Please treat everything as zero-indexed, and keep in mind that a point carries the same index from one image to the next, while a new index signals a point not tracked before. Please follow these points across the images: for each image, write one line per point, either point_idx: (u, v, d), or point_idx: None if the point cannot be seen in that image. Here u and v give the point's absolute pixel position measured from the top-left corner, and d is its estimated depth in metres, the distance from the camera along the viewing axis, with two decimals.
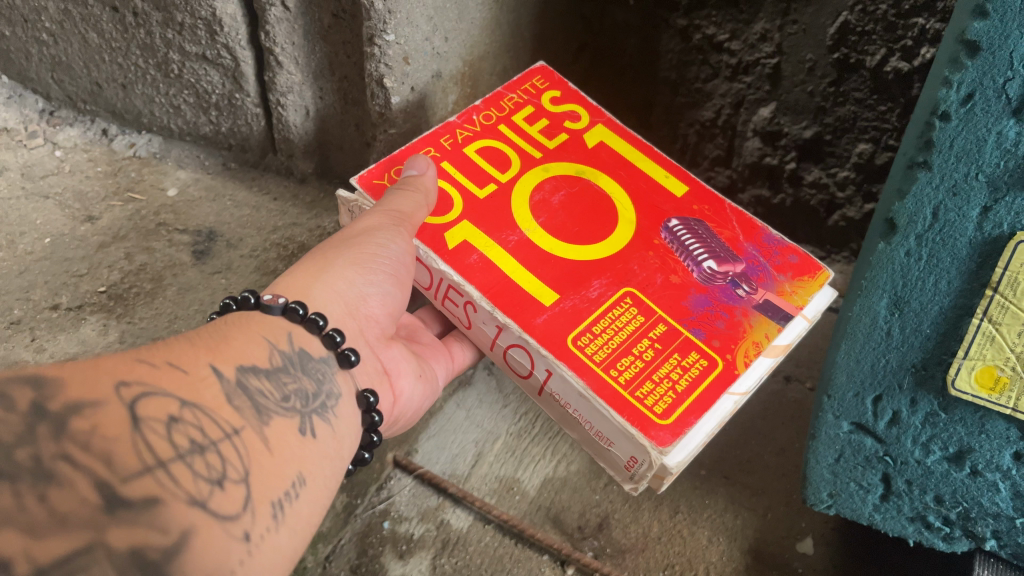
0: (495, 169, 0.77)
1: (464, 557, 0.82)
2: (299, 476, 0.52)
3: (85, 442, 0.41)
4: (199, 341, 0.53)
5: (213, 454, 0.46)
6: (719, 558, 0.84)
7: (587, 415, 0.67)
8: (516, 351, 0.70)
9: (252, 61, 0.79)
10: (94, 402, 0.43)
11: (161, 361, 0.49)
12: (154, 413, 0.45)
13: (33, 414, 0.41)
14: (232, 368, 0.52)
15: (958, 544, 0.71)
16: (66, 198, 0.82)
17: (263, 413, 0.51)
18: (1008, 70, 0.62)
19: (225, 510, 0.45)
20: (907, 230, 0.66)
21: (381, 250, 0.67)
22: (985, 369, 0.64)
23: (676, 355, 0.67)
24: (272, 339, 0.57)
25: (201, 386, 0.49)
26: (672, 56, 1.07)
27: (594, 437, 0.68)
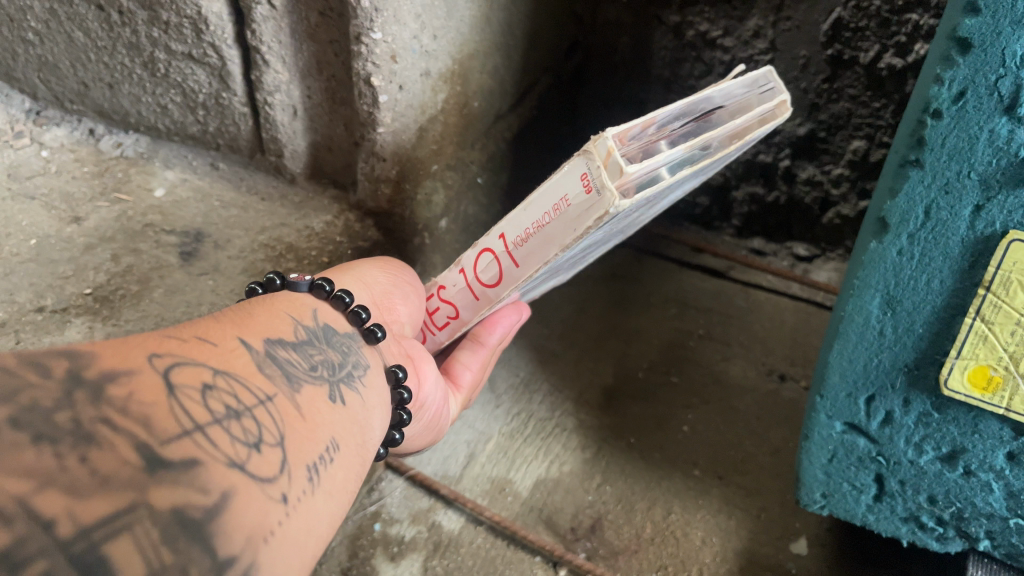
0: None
1: (456, 559, 0.81)
2: (332, 442, 0.47)
3: (123, 407, 0.36)
4: (222, 318, 0.49)
5: (248, 419, 0.42)
6: (712, 559, 0.83)
7: (540, 215, 0.58)
8: (481, 256, 0.65)
9: (238, 60, 0.78)
10: (127, 368, 0.38)
11: (190, 336, 0.44)
12: (188, 379, 0.40)
13: (69, 381, 0.36)
14: (259, 341, 0.48)
15: (952, 544, 0.73)
16: (52, 199, 0.81)
17: (294, 380, 0.47)
18: (999, 67, 0.60)
19: (264, 473, 0.40)
20: (899, 229, 0.65)
21: (399, 266, 0.72)
22: (977, 369, 0.64)
23: None
24: (296, 316, 0.54)
25: (230, 355, 0.45)
26: (665, 53, 1.07)
27: (559, 226, 0.57)
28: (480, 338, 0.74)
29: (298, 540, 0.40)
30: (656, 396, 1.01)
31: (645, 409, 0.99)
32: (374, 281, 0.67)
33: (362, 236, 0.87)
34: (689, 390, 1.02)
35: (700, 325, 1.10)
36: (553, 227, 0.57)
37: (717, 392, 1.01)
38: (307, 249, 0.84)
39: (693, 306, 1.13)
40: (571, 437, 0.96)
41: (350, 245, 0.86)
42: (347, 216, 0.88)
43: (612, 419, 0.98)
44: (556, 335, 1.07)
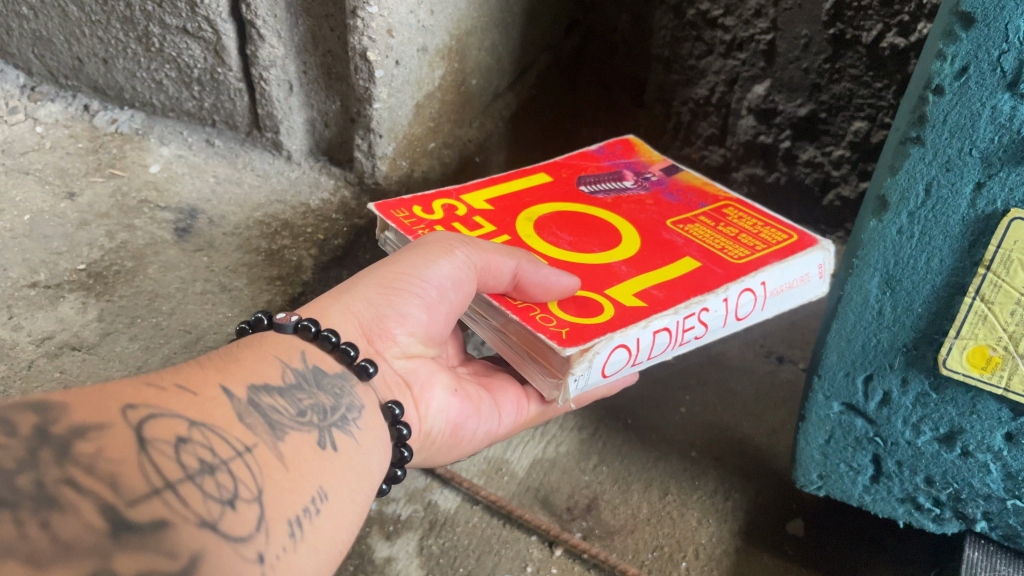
0: (479, 230, 0.77)
1: (452, 538, 0.81)
2: (318, 491, 0.48)
3: (89, 465, 0.37)
4: (209, 364, 0.50)
5: (224, 474, 0.43)
6: (708, 540, 0.83)
7: (788, 282, 0.74)
8: (740, 297, 0.71)
9: (233, 34, 0.77)
10: (98, 423, 0.39)
11: (169, 384, 0.46)
12: (161, 434, 0.42)
13: (35, 438, 0.37)
14: (242, 389, 0.49)
15: (948, 525, 0.73)
16: (45, 174, 0.80)
17: (277, 429, 0.48)
18: (1003, 42, 0.58)
19: (238, 531, 0.41)
20: (899, 207, 0.64)
21: (417, 271, 0.63)
22: (977, 349, 0.63)
23: (690, 255, 0.76)
24: (283, 358, 0.54)
25: (209, 406, 0.46)
26: (665, 32, 1.06)
27: (795, 295, 0.76)
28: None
29: None
30: (654, 378, 1.00)
31: (642, 390, 0.99)
32: (367, 309, 0.61)
33: (357, 213, 0.86)
34: (685, 371, 1.01)
35: None
36: (795, 292, 0.75)
37: (714, 373, 1.01)
38: (302, 225, 0.83)
39: None
40: (568, 418, 0.96)
41: (346, 222, 0.85)
42: (344, 193, 0.87)
43: (611, 399, 0.98)
44: None
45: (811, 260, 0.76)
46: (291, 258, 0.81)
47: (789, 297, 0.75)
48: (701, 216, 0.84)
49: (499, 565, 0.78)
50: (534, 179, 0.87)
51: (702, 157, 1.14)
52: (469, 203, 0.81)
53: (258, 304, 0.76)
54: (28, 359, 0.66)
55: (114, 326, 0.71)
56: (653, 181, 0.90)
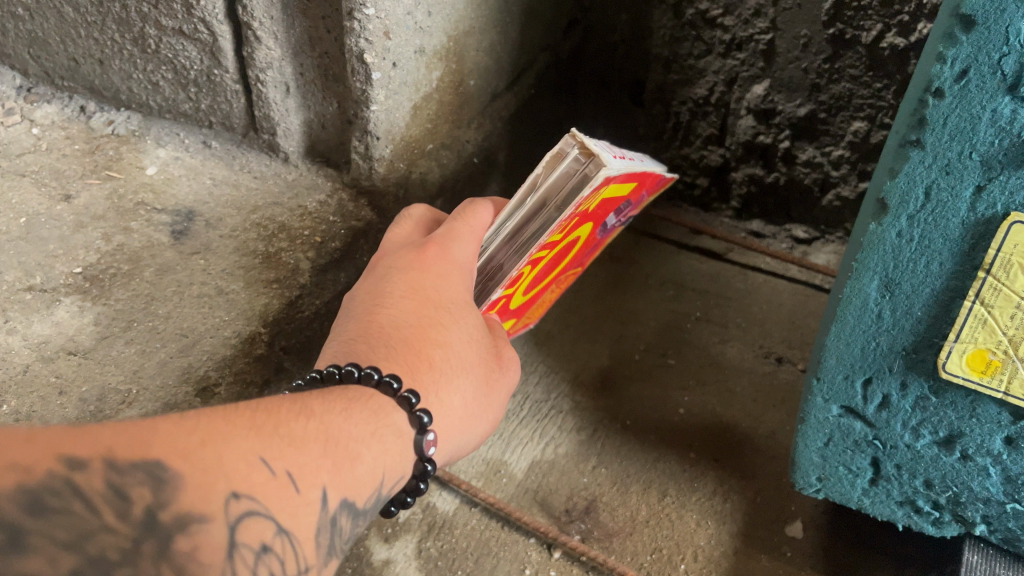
0: (559, 239, 0.63)
1: (450, 540, 0.81)
2: None
3: (180, 567, 0.38)
4: (330, 449, 0.46)
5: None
6: (707, 542, 0.83)
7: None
8: None
9: (230, 36, 0.77)
10: (203, 514, 0.39)
11: (282, 469, 0.43)
12: (249, 539, 0.41)
13: (142, 527, 0.37)
14: (337, 498, 0.46)
15: (948, 528, 0.73)
16: (42, 176, 0.80)
17: (331, 552, 0.46)
18: (1004, 45, 0.58)
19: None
20: (899, 210, 0.64)
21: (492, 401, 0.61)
22: (976, 353, 0.63)
23: (525, 322, 0.78)
24: (389, 473, 0.50)
25: (302, 513, 0.44)
26: (664, 32, 1.05)
27: None
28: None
29: None
30: (653, 379, 1.00)
31: (641, 391, 0.98)
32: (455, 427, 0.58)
33: (354, 216, 0.85)
34: (684, 372, 1.01)
35: (697, 307, 1.09)
36: None
37: (713, 374, 1.01)
38: (301, 229, 0.82)
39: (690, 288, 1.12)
40: (567, 419, 0.95)
41: (344, 224, 0.84)
42: (341, 194, 0.86)
43: (610, 401, 0.97)
44: (551, 317, 1.08)
45: None
46: (289, 261, 0.80)
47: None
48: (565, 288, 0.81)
49: (497, 568, 0.79)
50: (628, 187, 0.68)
51: (701, 157, 1.14)
52: (598, 204, 0.63)
53: (256, 306, 0.75)
54: (23, 363, 0.66)
55: (111, 330, 0.70)
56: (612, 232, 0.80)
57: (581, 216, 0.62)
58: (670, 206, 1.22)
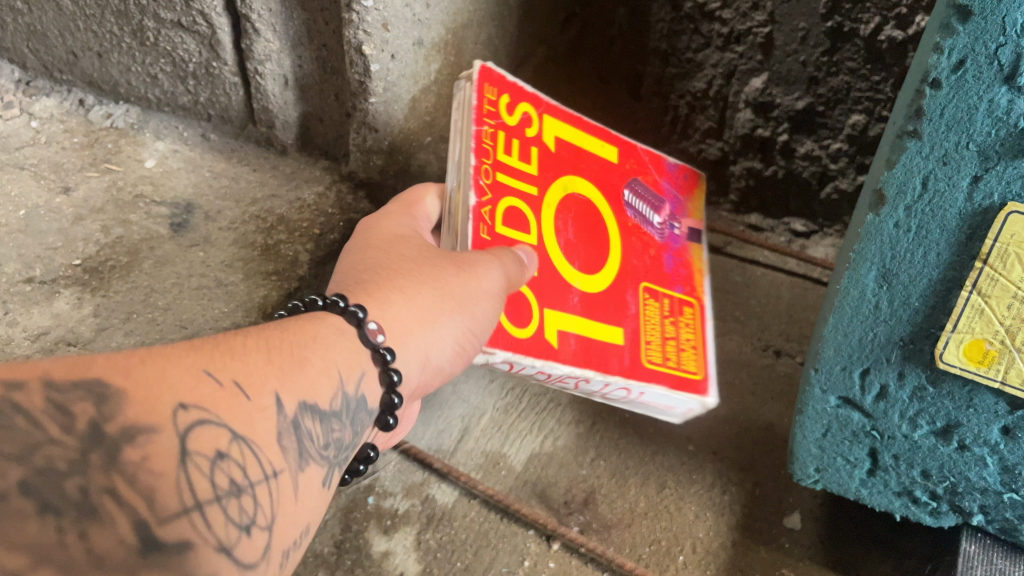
0: (525, 161, 0.69)
1: (449, 533, 0.81)
2: (306, 529, 0.47)
3: (132, 475, 0.36)
4: (274, 357, 0.47)
5: (248, 497, 0.41)
6: (705, 534, 0.83)
7: (653, 400, 0.75)
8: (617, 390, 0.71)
9: (228, 28, 0.77)
10: (149, 425, 0.38)
11: (227, 379, 0.43)
12: (202, 446, 0.40)
13: (88, 439, 0.36)
14: (293, 402, 0.46)
15: (945, 518, 0.73)
16: (41, 169, 0.80)
17: (303, 458, 0.46)
18: (1000, 36, 0.58)
19: (247, 560, 0.40)
20: (896, 201, 0.64)
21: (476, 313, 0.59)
22: (973, 343, 0.63)
23: (640, 320, 0.75)
24: (344, 375, 0.50)
25: (257, 418, 0.44)
26: (662, 25, 1.05)
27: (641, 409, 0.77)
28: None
29: None
30: None
31: None
32: (418, 330, 0.56)
33: (352, 209, 0.85)
34: None
35: None
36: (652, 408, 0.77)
37: None
38: (300, 221, 0.82)
39: None
40: (566, 412, 0.95)
41: (343, 217, 0.84)
42: (339, 187, 0.86)
43: None
44: None
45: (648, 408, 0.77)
46: (287, 253, 0.80)
47: (634, 404, 0.75)
48: (676, 302, 0.80)
49: (496, 560, 0.79)
50: (605, 150, 0.79)
51: (700, 151, 1.14)
52: (544, 129, 0.72)
53: (255, 299, 0.75)
54: (23, 354, 0.66)
55: (110, 321, 0.70)
56: (673, 233, 0.85)
57: (529, 134, 0.70)
58: None
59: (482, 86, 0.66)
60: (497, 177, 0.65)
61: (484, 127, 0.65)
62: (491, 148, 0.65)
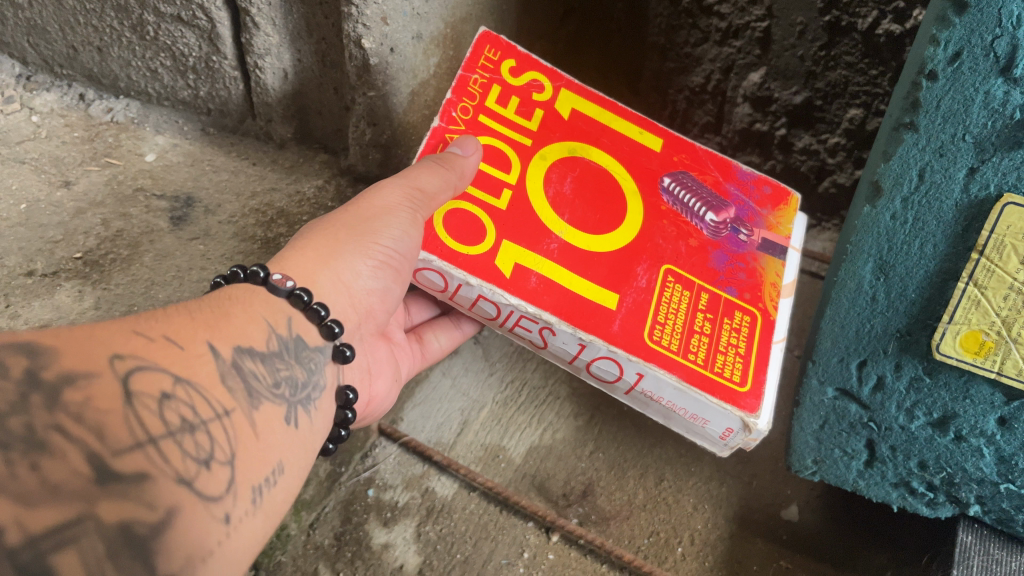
0: (526, 119, 0.73)
1: (449, 525, 0.81)
2: (278, 465, 0.48)
3: (78, 414, 0.37)
4: (199, 315, 0.49)
5: (202, 434, 0.42)
6: (704, 526, 0.84)
7: (679, 404, 0.68)
8: (601, 362, 0.68)
9: (228, 22, 0.77)
10: (87, 372, 0.39)
11: (158, 334, 0.45)
12: (147, 387, 0.41)
13: (26, 383, 0.37)
14: (228, 347, 0.48)
15: (942, 510, 0.72)
16: (41, 163, 0.81)
17: (254, 397, 0.48)
18: (996, 28, 0.60)
19: (210, 492, 0.41)
20: (893, 193, 0.65)
21: (384, 232, 0.60)
22: (970, 334, 0.63)
23: (659, 286, 0.70)
24: (271, 321, 0.53)
25: (195, 363, 0.45)
26: (661, 20, 1.05)
27: (680, 420, 0.71)
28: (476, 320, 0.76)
29: (231, 559, 0.42)
30: None
31: None
32: (334, 273, 0.59)
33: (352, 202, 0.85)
34: None
35: None
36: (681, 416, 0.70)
37: None
38: (299, 214, 0.82)
39: None
40: (565, 405, 0.95)
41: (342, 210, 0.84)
42: (338, 181, 0.87)
43: None
44: None
45: (693, 407, 0.68)
46: (288, 246, 0.79)
47: (669, 409, 0.70)
48: (719, 303, 0.73)
49: (496, 551, 0.79)
50: (645, 138, 0.78)
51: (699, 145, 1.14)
52: (558, 99, 0.76)
53: None
54: None
55: (110, 316, 0.69)
56: (735, 236, 0.77)
57: (536, 98, 0.75)
58: None
59: (480, 47, 0.74)
60: (478, 119, 0.71)
61: (475, 76, 0.73)
62: (477, 93, 0.72)
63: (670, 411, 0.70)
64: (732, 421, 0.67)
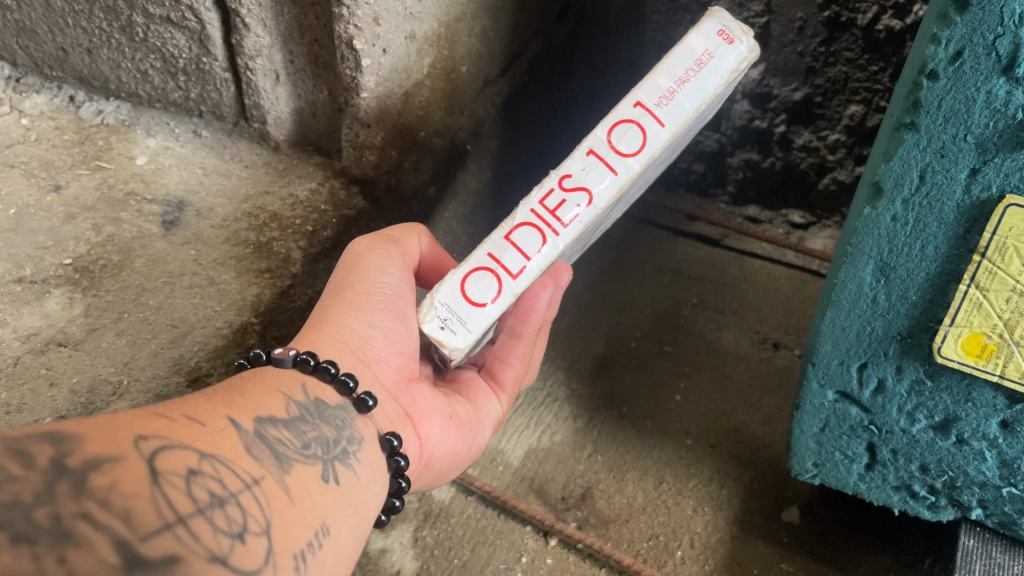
0: None
1: (447, 529, 0.81)
2: (322, 526, 0.47)
3: (104, 500, 0.37)
4: (216, 395, 0.49)
5: (232, 507, 0.42)
6: (704, 528, 0.83)
7: (679, 74, 0.59)
8: (613, 136, 0.60)
9: (218, 23, 0.76)
10: (111, 455, 0.39)
11: (179, 416, 0.45)
12: (173, 466, 0.41)
13: (51, 471, 0.37)
14: (248, 420, 0.48)
15: (943, 513, 0.73)
16: (31, 167, 0.79)
17: (283, 462, 0.47)
18: (998, 26, 0.58)
19: (246, 566, 0.40)
20: (893, 194, 0.63)
21: (372, 276, 0.63)
22: (971, 337, 0.63)
23: None
24: (286, 391, 0.53)
25: (219, 439, 0.45)
26: (658, 16, 1.04)
27: (707, 80, 0.59)
28: (518, 332, 0.68)
29: None
30: (649, 366, 1.00)
31: (636, 378, 0.98)
32: (345, 333, 0.60)
33: (346, 204, 0.85)
34: (681, 359, 1.01)
35: (694, 293, 1.09)
36: (703, 81, 0.59)
37: (710, 361, 1.01)
38: (291, 218, 0.82)
39: (686, 275, 1.12)
40: (563, 407, 0.95)
41: (336, 213, 0.84)
42: (332, 182, 0.86)
43: (607, 387, 0.97)
44: None
45: (681, 63, 0.59)
46: (280, 251, 0.80)
47: (693, 92, 0.59)
48: None
49: (494, 556, 0.78)
50: None
51: (696, 143, 1.12)
52: None
53: (246, 297, 0.76)
54: (14, 356, 0.66)
55: (100, 322, 0.70)
56: None
57: None
58: (666, 192, 1.20)
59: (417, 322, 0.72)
60: None
61: None
62: None
63: (696, 83, 0.59)
64: (711, 28, 0.59)
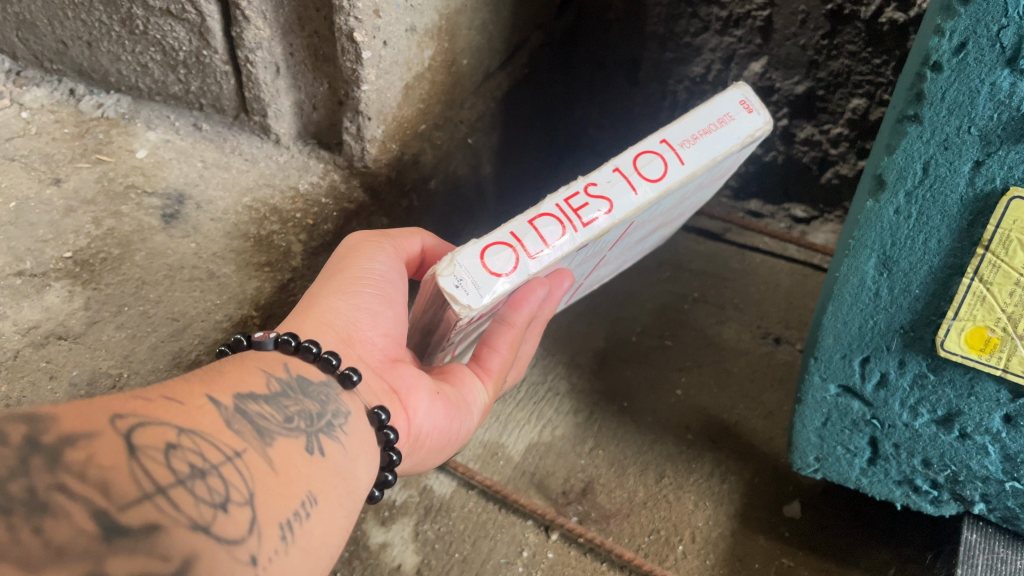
0: None
1: (448, 523, 0.80)
2: (308, 496, 0.47)
3: (80, 472, 0.37)
4: (196, 373, 0.49)
5: (214, 478, 0.42)
6: (705, 523, 0.83)
7: (698, 132, 0.61)
8: (640, 160, 0.60)
9: (218, 16, 0.75)
10: (87, 432, 0.38)
11: (157, 394, 0.44)
12: (150, 440, 0.41)
13: (26, 447, 0.36)
14: (228, 396, 0.48)
15: (946, 507, 0.73)
16: (31, 160, 0.79)
17: (265, 435, 0.47)
18: (1002, 17, 0.56)
19: (230, 534, 0.40)
20: (897, 187, 0.62)
21: (363, 265, 0.64)
22: (975, 330, 0.63)
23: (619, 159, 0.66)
24: (269, 369, 0.53)
25: (198, 414, 0.45)
26: (661, 9, 1.02)
27: (722, 140, 0.61)
28: (508, 320, 0.64)
29: None
30: (650, 361, 0.99)
31: (636, 373, 0.98)
32: (333, 314, 0.60)
33: (346, 197, 0.85)
34: (683, 354, 1.00)
35: (695, 288, 1.09)
36: (715, 140, 0.61)
37: (711, 356, 1.00)
38: (293, 213, 0.82)
39: (688, 269, 1.11)
40: (564, 402, 0.94)
41: (336, 207, 0.84)
42: (333, 176, 0.85)
43: (608, 382, 0.97)
44: None
45: (703, 117, 0.61)
46: (280, 244, 0.80)
47: (714, 145, 0.61)
48: None
49: (495, 550, 0.78)
50: None
51: None
52: None
53: (247, 292, 0.76)
54: (13, 349, 0.66)
55: (101, 315, 0.70)
56: None
57: None
58: None
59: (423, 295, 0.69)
60: None
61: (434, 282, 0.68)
62: None
63: (710, 143, 0.61)
64: (736, 97, 0.62)
